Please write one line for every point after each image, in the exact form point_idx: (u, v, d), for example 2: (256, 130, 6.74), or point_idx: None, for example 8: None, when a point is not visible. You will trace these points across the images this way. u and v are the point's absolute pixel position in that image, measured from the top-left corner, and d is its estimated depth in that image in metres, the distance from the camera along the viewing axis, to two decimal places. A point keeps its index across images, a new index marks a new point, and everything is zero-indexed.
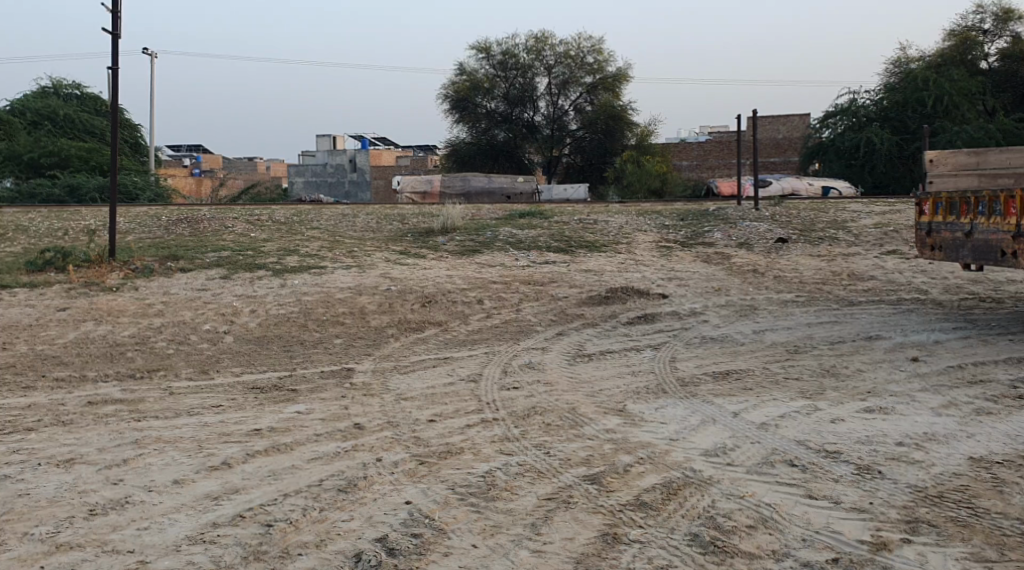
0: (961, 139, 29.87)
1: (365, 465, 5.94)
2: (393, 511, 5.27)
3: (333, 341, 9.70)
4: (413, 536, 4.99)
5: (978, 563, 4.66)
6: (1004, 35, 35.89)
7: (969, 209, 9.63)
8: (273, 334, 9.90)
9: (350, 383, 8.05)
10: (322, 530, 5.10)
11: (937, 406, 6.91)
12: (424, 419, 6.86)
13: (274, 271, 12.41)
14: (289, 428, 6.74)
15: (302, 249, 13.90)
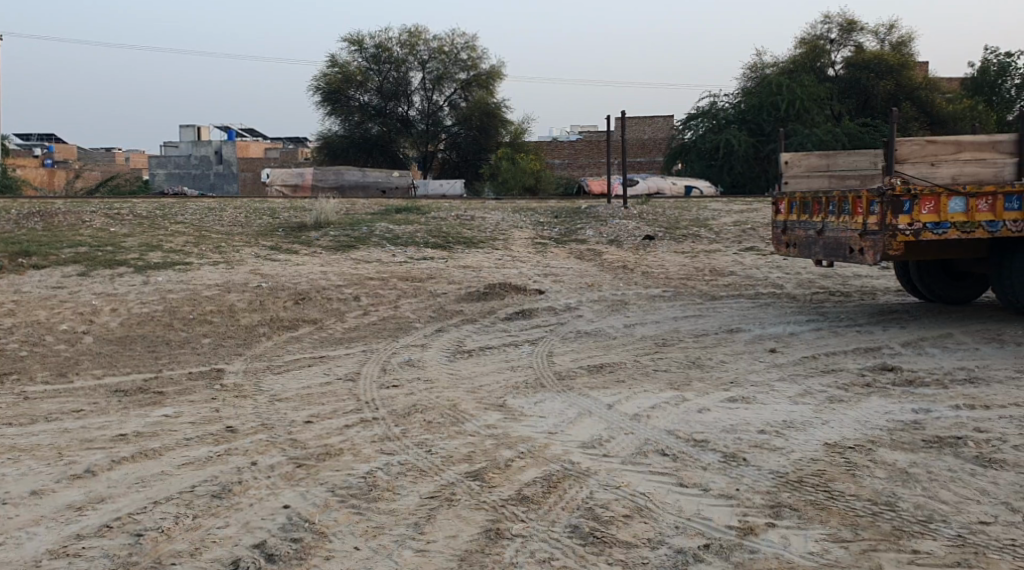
0: (810, 142, 31.49)
1: (240, 469, 5.99)
2: (271, 516, 5.35)
3: (200, 341, 9.63)
4: (294, 540, 5.09)
5: (835, 543, 4.94)
6: (848, 45, 37.75)
7: (820, 209, 10.16)
8: (137, 334, 9.77)
9: (220, 385, 8.05)
10: (196, 538, 5.14)
11: (794, 395, 7.34)
12: (301, 421, 6.93)
13: (136, 268, 12.19)
14: (156, 433, 6.72)
15: (166, 245, 13.67)
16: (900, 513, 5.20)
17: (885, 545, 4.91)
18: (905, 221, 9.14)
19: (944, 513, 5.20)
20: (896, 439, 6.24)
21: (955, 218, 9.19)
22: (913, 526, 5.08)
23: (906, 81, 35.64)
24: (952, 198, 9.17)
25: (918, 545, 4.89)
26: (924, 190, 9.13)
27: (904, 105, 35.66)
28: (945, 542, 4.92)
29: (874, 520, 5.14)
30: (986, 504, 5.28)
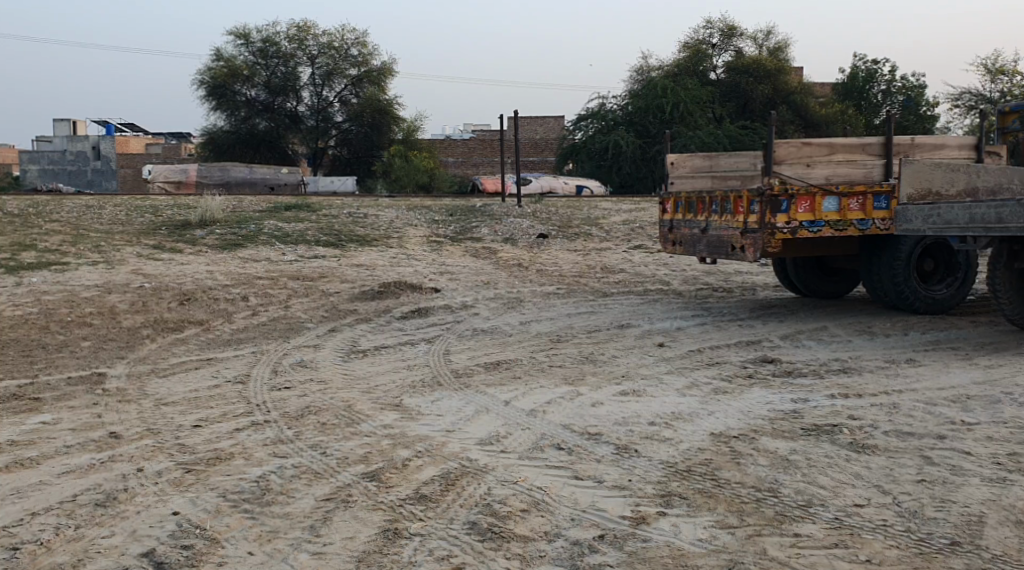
0: (694, 143, 32.37)
1: (125, 477, 5.99)
2: (160, 523, 5.38)
3: (80, 344, 9.48)
4: (184, 547, 5.13)
5: (722, 529, 5.16)
6: (729, 50, 38.82)
7: (704, 208, 10.58)
8: (10, 338, 9.56)
9: (102, 389, 7.97)
10: (79, 549, 5.14)
11: (681, 387, 7.65)
12: (188, 425, 6.93)
13: (9, 269, 11.89)
14: (34, 441, 6.65)
15: (41, 244, 13.34)
16: (781, 498, 5.44)
17: (768, 529, 5.12)
18: (783, 220, 9.60)
19: (822, 497, 5.43)
20: (777, 427, 6.58)
21: (828, 217, 9.70)
22: (793, 510, 5.30)
23: (784, 86, 36.74)
24: (825, 198, 9.68)
25: (798, 529, 5.10)
26: (800, 190, 9.60)
27: (783, 107, 36.86)
28: (822, 524, 5.12)
29: (757, 506, 5.38)
30: (860, 488, 5.51)
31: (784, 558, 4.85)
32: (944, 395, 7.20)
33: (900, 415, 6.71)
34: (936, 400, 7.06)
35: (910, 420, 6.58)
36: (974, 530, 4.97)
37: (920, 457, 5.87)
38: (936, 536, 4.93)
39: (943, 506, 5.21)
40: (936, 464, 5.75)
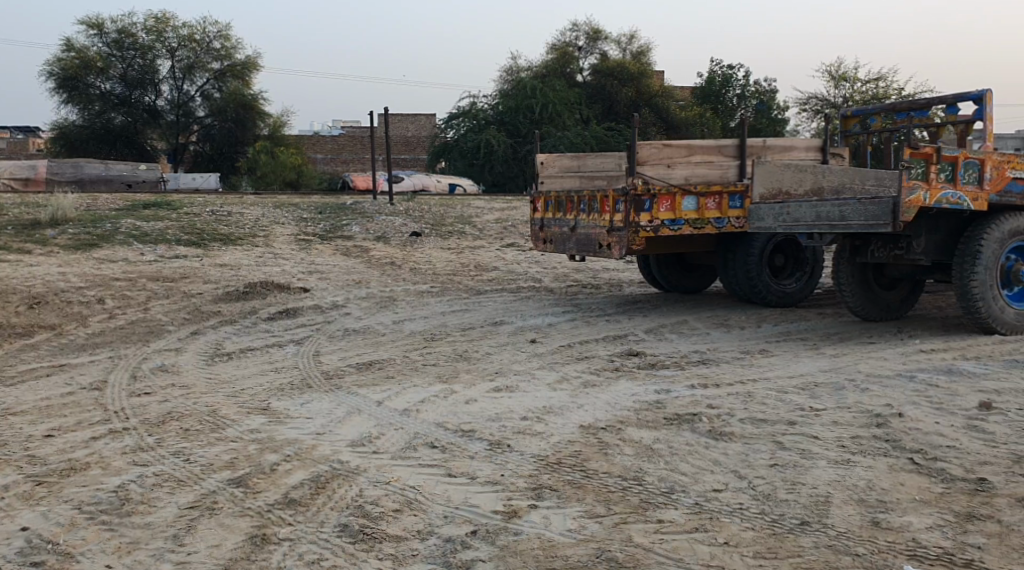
0: (563, 144, 32.94)
1: None
2: (8, 541, 5.27)
3: None
4: (35, 564, 5.04)
5: (591, 519, 5.16)
6: (595, 52, 39.62)
7: (573, 208, 10.89)
8: None
9: None
10: None
11: (553, 383, 7.83)
12: (39, 435, 6.79)
13: None
14: None
15: None
16: (646, 486, 5.49)
17: (633, 517, 5.15)
18: (647, 218, 9.98)
19: (683, 483, 5.53)
20: (642, 418, 6.78)
21: (688, 216, 10.12)
22: (657, 497, 5.36)
23: (647, 90, 37.67)
24: (685, 197, 10.10)
25: (661, 515, 5.15)
26: (662, 190, 10.00)
27: (647, 109, 37.82)
28: (685, 510, 5.20)
29: (624, 494, 5.40)
30: (719, 473, 5.67)
31: (648, 545, 4.89)
32: (795, 383, 7.60)
33: (754, 404, 7.06)
34: (787, 388, 7.46)
35: (764, 408, 6.93)
36: (821, 509, 5.18)
37: (774, 443, 6.17)
38: (787, 518, 5.10)
39: (794, 488, 5.44)
40: (788, 449, 6.06)
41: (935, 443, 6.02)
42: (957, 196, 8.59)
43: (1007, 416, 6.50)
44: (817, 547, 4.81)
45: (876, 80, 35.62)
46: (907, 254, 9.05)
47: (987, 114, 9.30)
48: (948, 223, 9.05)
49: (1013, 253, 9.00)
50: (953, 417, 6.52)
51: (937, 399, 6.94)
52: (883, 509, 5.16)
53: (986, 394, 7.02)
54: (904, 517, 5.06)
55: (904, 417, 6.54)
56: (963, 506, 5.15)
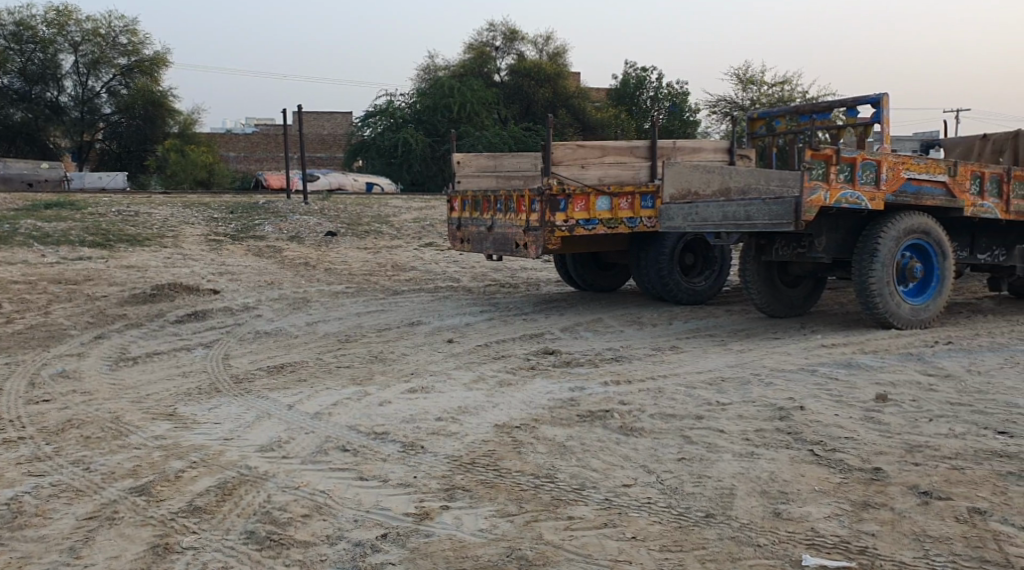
0: (482, 144, 33.01)
1: None
2: None
3: None
4: None
5: (502, 518, 5.19)
6: (512, 53, 39.77)
7: (489, 207, 10.93)
8: None
9: None
10: None
11: (469, 382, 7.80)
12: None
13: None
14: None
15: None
16: (557, 484, 5.54)
17: (544, 515, 5.20)
18: (562, 218, 10.08)
19: (594, 480, 5.58)
20: (556, 416, 6.80)
21: (602, 216, 10.27)
22: (568, 495, 5.41)
23: (563, 91, 37.94)
24: (599, 198, 10.25)
25: (571, 512, 5.21)
26: (576, 190, 10.11)
27: (563, 110, 38.11)
28: (594, 506, 5.27)
29: (535, 492, 5.45)
30: (629, 469, 5.76)
31: (558, 542, 4.95)
32: (704, 378, 7.76)
33: (664, 399, 7.19)
34: (696, 384, 7.61)
35: (673, 404, 7.06)
36: (725, 502, 5.30)
37: (682, 438, 6.30)
38: (693, 510, 5.21)
39: (700, 481, 5.55)
40: (695, 443, 6.18)
41: (834, 434, 6.22)
42: (855, 196, 8.85)
43: (902, 407, 6.74)
44: (721, 539, 4.93)
45: (783, 83, 36.43)
46: (809, 252, 9.35)
47: (884, 117, 9.64)
48: (848, 222, 9.36)
49: (908, 251, 9.32)
50: (852, 410, 6.73)
51: (837, 392, 7.15)
52: (785, 500, 5.30)
53: (883, 386, 7.26)
54: (803, 507, 5.21)
55: (806, 410, 6.73)
56: (860, 495, 5.32)
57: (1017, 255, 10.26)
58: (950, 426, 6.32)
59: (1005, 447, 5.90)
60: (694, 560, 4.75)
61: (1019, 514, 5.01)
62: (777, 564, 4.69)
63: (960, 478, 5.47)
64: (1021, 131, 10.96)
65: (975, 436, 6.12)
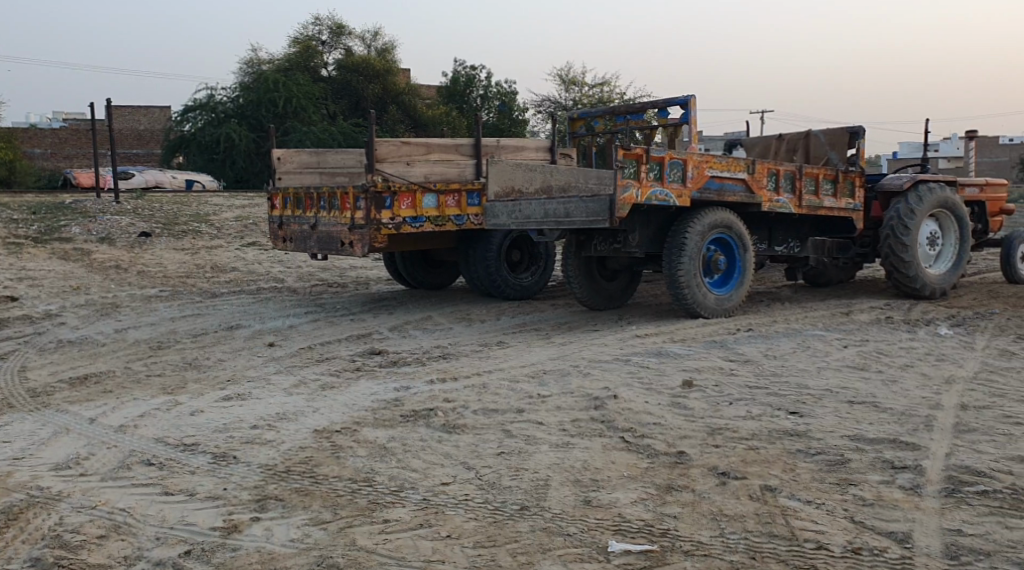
0: (310, 139, 32.38)
1: None
2: None
3: None
4: None
5: (315, 526, 5.11)
6: (339, 47, 39.22)
7: (313, 205, 10.76)
8: None
9: None
10: None
11: (288, 387, 7.64)
12: None
13: None
14: None
15: None
16: (375, 487, 5.49)
17: (359, 519, 5.15)
18: (388, 216, 10.06)
19: (412, 480, 5.56)
20: (379, 417, 6.71)
21: (428, 213, 10.37)
22: (385, 497, 5.38)
23: (392, 87, 37.73)
24: (425, 195, 10.33)
25: (387, 515, 5.18)
26: (402, 187, 10.13)
27: (391, 107, 37.92)
28: (411, 507, 5.25)
29: (351, 497, 5.39)
30: (448, 467, 5.75)
31: (371, 546, 4.91)
32: (526, 372, 7.88)
33: (488, 395, 7.24)
34: (518, 378, 7.69)
35: (495, 399, 7.11)
36: (540, 493, 5.38)
37: (502, 432, 6.35)
38: (508, 504, 5.26)
39: (517, 474, 5.62)
40: (514, 437, 6.25)
41: (644, 421, 6.42)
42: (664, 193, 9.15)
43: (706, 392, 7.03)
44: (533, 530, 4.99)
45: (602, 85, 37.37)
46: (625, 248, 9.61)
47: (692, 118, 10.03)
48: (659, 218, 9.69)
49: (713, 245, 9.75)
50: (662, 396, 6.97)
51: (648, 380, 7.40)
52: (596, 487, 5.43)
53: (691, 372, 7.56)
54: (612, 493, 5.35)
55: (619, 398, 6.92)
56: (665, 478, 5.51)
57: (812, 247, 10.84)
58: (748, 409, 6.63)
59: (796, 426, 6.23)
60: (505, 554, 4.79)
61: (806, 489, 5.30)
62: (584, 553, 4.78)
63: (756, 457, 5.74)
64: (811, 131, 11.60)
65: (770, 417, 6.45)
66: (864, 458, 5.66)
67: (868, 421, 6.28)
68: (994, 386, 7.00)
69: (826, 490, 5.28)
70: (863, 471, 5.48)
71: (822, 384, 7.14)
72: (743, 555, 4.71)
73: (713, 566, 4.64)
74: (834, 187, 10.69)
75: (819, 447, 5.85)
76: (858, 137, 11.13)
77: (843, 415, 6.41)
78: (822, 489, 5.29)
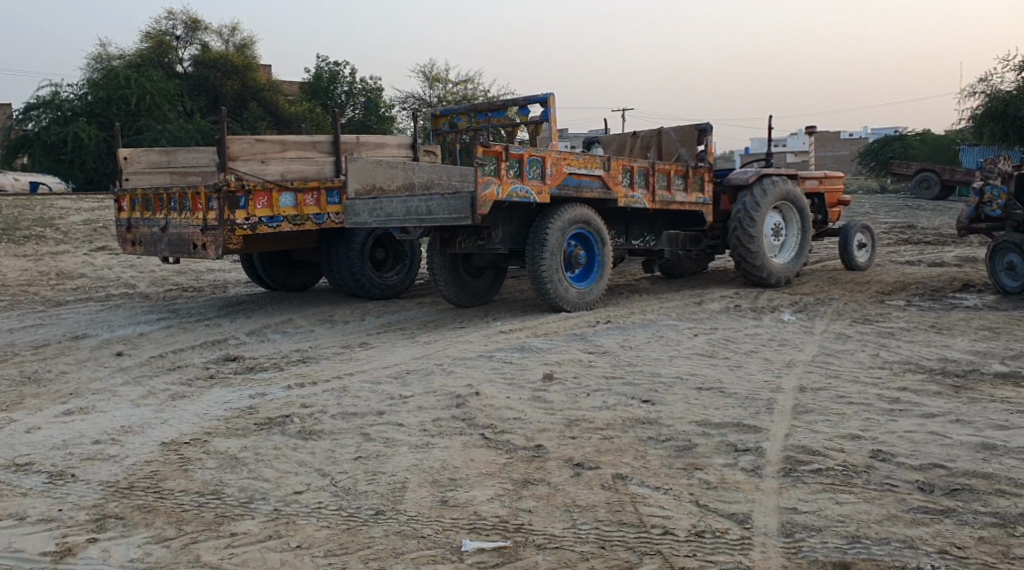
0: (164, 138, 31.04)
1: None
2: None
3: None
4: None
5: (157, 544, 4.96)
6: (194, 43, 38.08)
7: (163, 206, 10.42)
8: None
9: None
10: None
11: (136, 398, 7.38)
12: None
13: None
14: None
15: None
16: (224, 500, 5.36)
17: (204, 535, 5.02)
18: (242, 216, 9.84)
19: (264, 490, 5.45)
20: (231, 426, 6.55)
21: (286, 212, 10.18)
22: (234, 509, 5.25)
23: (252, 83, 36.87)
24: (282, 194, 10.13)
25: (234, 528, 5.06)
26: (256, 186, 9.91)
27: (251, 104, 37.06)
28: (260, 519, 5.14)
29: (198, 512, 5.24)
30: (301, 475, 5.65)
31: (216, 562, 4.79)
32: (388, 373, 7.82)
33: (347, 398, 7.14)
34: (379, 379, 7.63)
35: (355, 402, 7.03)
36: (396, 496, 5.34)
37: (360, 436, 6.28)
38: (362, 510, 5.21)
39: (374, 478, 5.56)
40: (373, 440, 6.19)
41: (503, 417, 6.46)
42: (524, 190, 9.20)
43: (566, 385, 7.12)
44: (386, 535, 4.95)
45: (466, 82, 37.37)
46: (488, 244, 9.64)
47: (551, 116, 10.15)
48: (520, 214, 9.77)
49: (573, 240, 9.86)
50: (522, 391, 7.02)
51: (508, 375, 7.45)
52: (453, 487, 5.42)
53: (550, 366, 7.64)
54: (469, 492, 5.35)
55: (480, 395, 6.94)
56: (521, 473, 5.55)
57: (666, 240, 11.11)
58: (604, 399, 6.74)
59: (648, 414, 6.37)
60: (357, 561, 4.74)
61: (656, 476, 5.41)
62: (437, 554, 4.78)
63: (609, 446, 5.85)
64: (663, 128, 11.85)
65: (624, 406, 6.57)
66: (710, 442, 5.83)
67: (715, 406, 6.46)
68: (831, 367, 7.31)
69: (673, 475, 5.41)
70: (708, 456, 5.64)
71: (675, 372, 7.31)
72: (593, 545, 4.78)
73: (565, 559, 4.70)
74: (685, 182, 10.97)
75: (669, 433, 5.99)
76: (706, 133, 11.46)
77: (692, 402, 6.58)
78: (671, 475, 5.42)
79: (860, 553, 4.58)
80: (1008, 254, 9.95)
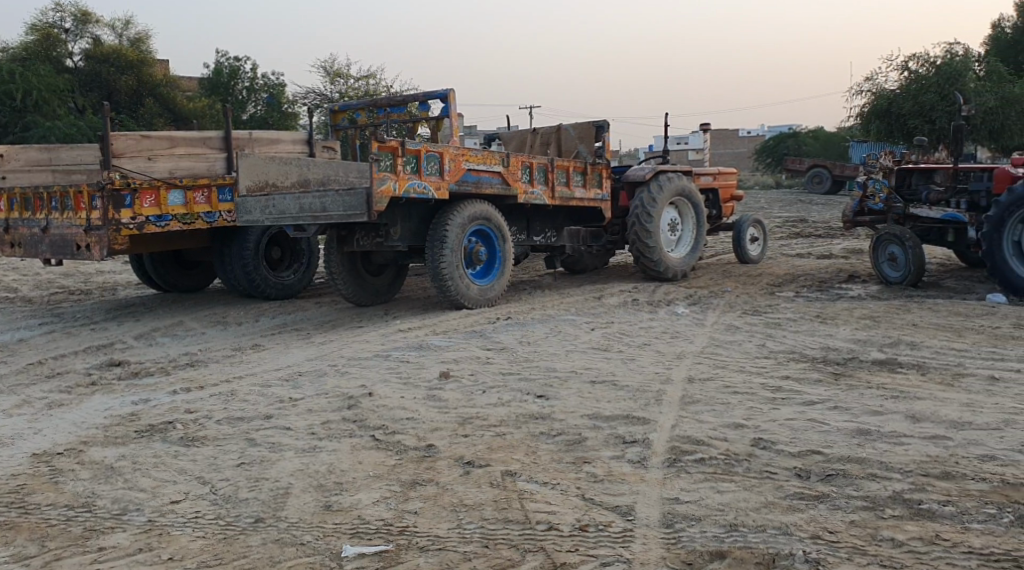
0: (54, 135, 29.96)
1: None
2: None
3: None
4: None
5: (17, 563, 4.78)
6: (85, 36, 36.89)
7: (43, 205, 10.05)
8: None
9: None
10: None
11: (9, 408, 7.10)
12: None
13: None
14: None
15: None
16: (94, 512, 5.18)
17: (69, 550, 4.85)
18: (128, 215, 9.55)
19: (138, 501, 5.28)
20: (109, 435, 6.33)
21: (174, 211, 9.92)
22: (104, 522, 5.08)
23: (147, 78, 35.90)
24: (170, 192, 9.87)
25: (102, 542, 4.90)
26: (143, 184, 9.63)
27: (146, 101, 36.06)
28: (132, 531, 4.98)
29: (64, 526, 5.06)
30: (180, 483, 5.50)
31: None
32: (280, 375, 7.67)
33: (235, 402, 6.97)
34: (270, 382, 7.48)
35: (242, 406, 6.88)
36: (278, 502, 5.23)
37: (245, 441, 6.13)
38: (242, 517, 5.09)
39: (257, 484, 5.44)
40: (258, 445, 6.05)
41: (396, 417, 6.38)
42: (421, 186, 9.11)
43: (461, 383, 7.07)
44: (264, 543, 4.85)
45: (368, 78, 36.95)
46: (387, 241, 9.52)
47: (452, 112, 10.10)
48: (420, 211, 9.68)
49: (473, 236, 9.82)
50: (416, 390, 6.95)
51: (403, 374, 7.38)
52: (338, 491, 5.33)
53: (445, 364, 7.58)
54: (354, 495, 5.27)
55: (373, 395, 6.85)
56: (410, 474, 5.49)
57: (567, 235, 11.17)
58: (499, 396, 6.72)
59: (541, 409, 6.37)
60: None
61: (545, 471, 5.41)
62: (316, 560, 4.70)
63: (501, 443, 5.82)
64: (562, 125, 11.87)
65: (518, 402, 6.56)
66: (599, 436, 5.85)
67: (607, 399, 6.50)
68: (719, 358, 7.41)
69: (561, 470, 5.41)
70: (597, 449, 5.66)
71: (569, 367, 7.32)
72: (476, 545, 4.75)
73: (446, 560, 4.66)
74: (583, 178, 11.02)
75: (560, 428, 6.00)
76: (603, 130, 11.54)
77: (584, 395, 6.61)
78: (560, 470, 5.42)
79: (737, 542, 4.65)
80: (890, 245, 10.22)
